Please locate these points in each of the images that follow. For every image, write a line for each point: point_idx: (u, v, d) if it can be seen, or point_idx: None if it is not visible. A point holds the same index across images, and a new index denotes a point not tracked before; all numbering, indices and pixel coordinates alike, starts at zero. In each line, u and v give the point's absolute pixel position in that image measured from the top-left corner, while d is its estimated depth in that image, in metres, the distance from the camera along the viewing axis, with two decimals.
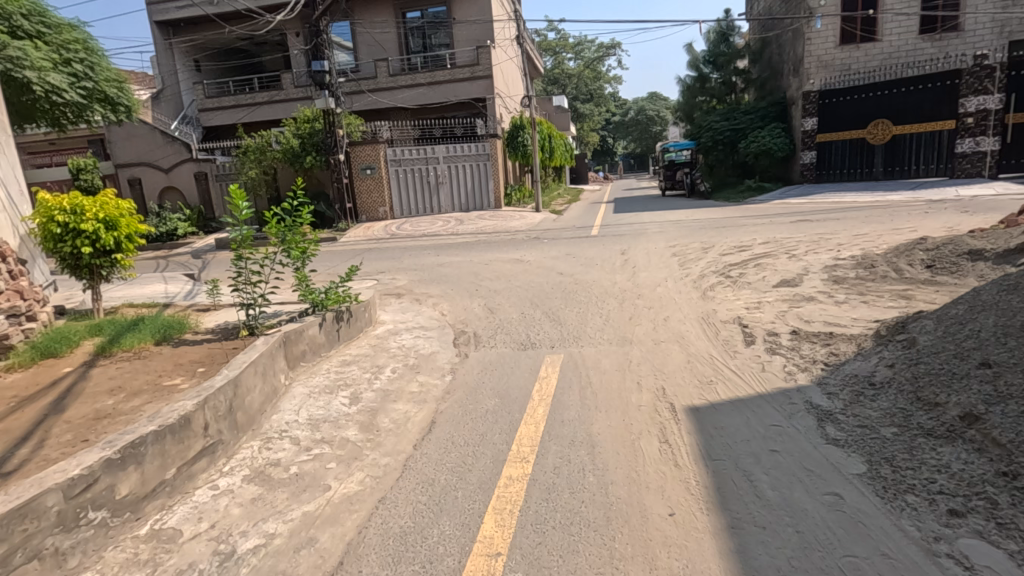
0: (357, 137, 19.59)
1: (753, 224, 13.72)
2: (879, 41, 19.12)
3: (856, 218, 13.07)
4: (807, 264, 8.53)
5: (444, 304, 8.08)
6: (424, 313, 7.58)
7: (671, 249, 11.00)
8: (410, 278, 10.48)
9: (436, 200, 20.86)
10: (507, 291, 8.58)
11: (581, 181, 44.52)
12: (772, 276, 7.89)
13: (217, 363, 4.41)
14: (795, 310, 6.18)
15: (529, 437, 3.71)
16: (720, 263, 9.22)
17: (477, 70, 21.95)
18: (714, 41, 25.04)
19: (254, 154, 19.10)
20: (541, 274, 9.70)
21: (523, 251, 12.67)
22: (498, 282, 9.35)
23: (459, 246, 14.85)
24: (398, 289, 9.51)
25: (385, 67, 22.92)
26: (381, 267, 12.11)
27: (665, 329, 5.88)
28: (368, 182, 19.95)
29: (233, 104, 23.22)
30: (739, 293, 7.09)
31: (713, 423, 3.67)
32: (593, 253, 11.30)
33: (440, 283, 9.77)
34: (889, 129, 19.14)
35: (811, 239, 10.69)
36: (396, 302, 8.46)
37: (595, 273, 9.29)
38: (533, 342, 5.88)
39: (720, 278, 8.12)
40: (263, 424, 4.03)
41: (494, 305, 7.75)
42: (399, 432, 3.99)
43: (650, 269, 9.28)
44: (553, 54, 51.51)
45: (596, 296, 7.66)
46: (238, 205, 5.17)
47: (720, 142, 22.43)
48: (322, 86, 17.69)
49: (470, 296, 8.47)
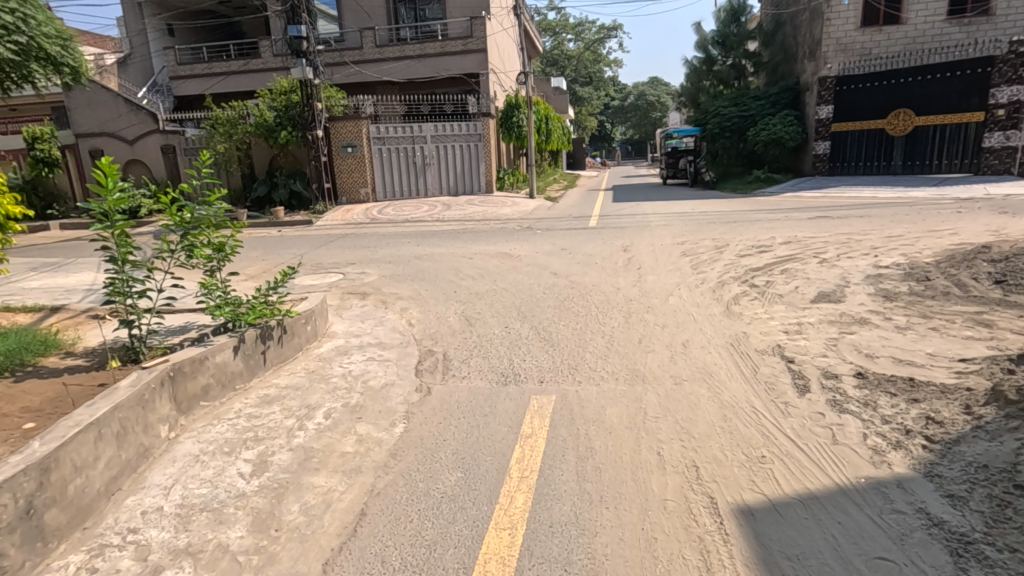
0: (337, 112, 18.10)
1: (767, 220, 12.49)
2: (903, 24, 17.68)
3: (882, 217, 11.82)
4: (843, 273, 7.27)
5: (413, 311, 6.76)
6: (386, 323, 6.25)
7: (679, 247, 9.74)
8: (381, 274, 9.12)
9: (423, 183, 19.37)
10: (490, 295, 7.30)
11: (578, 166, 43.12)
12: (806, 288, 6.60)
13: (56, 413, 3.08)
14: (847, 339, 4.90)
15: (499, 561, 2.43)
16: (739, 267, 7.93)
17: (469, 43, 20.34)
18: (724, 20, 23.76)
19: (223, 126, 17.25)
20: (531, 273, 8.39)
21: (514, 243, 11.38)
22: (479, 282, 8.03)
23: (443, 235, 13.54)
24: (364, 288, 8.15)
25: (371, 37, 21.14)
26: (352, 258, 10.77)
27: (686, 361, 4.58)
28: (350, 161, 18.42)
29: (205, 71, 21.53)
30: (769, 311, 5.79)
31: (782, 548, 2.39)
32: (590, 249, 10.00)
33: (413, 281, 8.43)
34: (912, 119, 17.95)
35: (839, 240, 9.42)
36: (357, 305, 7.11)
37: (593, 274, 8.00)
38: (516, 374, 4.57)
39: (744, 286, 6.82)
40: (103, 519, 2.71)
41: (471, 315, 6.42)
42: (306, 536, 2.69)
43: (658, 271, 7.98)
44: (552, 33, 49.69)
45: (595, 306, 6.36)
46: (108, 183, 3.67)
47: (728, 130, 21.11)
48: (299, 54, 16.22)
49: (446, 301, 7.14)
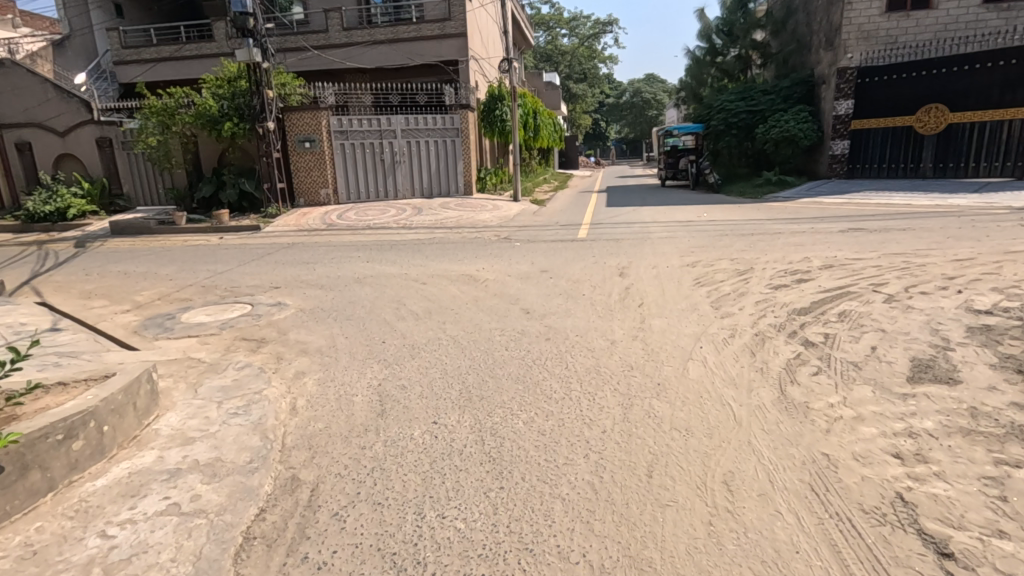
0: (293, 102, 15.86)
1: (790, 232, 10.41)
2: (933, 9, 15.90)
3: (932, 231, 9.80)
4: (930, 322, 5.14)
5: (307, 382, 4.54)
6: (253, 408, 4.02)
7: (690, 272, 7.59)
8: (300, 306, 6.94)
9: (392, 183, 17.15)
10: (430, 351, 5.11)
11: (571, 165, 41.08)
12: (891, 353, 4.43)
13: None
14: (1022, 481, 2.73)
15: None
16: (778, 307, 5.81)
17: (447, 27, 18.14)
18: (730, 8, 21.99)
19: (159, 116, 14.96)
20: (494, 311, 6.23)
21: (485, 261, 9.25)
22: (421, 327, 5.82)
23: (406, 246, 11.40)
24: (262, 334, 5.92)
25: (337, 19, 18.84)
26: (278, 280, 8.54)
27: (739, 540, 2.45)
28: (308, 158, 16.15)
29: (154, 57, 19.35)
30: (854, 403, 3.62)
31: None
32: (577, 273, 7.85)
33: (335, 321, 6.23)
34: (945, 116, 15.95)
35: (896, 265, 7.37)
36: (233, 368, 4.89)
37: (577, 315, 5.88)
38: (422, 567, 2.41)
39: (796, 346, 4.69)
40: None
41: (388, 394, 4.22)
42: None
43: (667, 312, 5.83)
44: (546, 28, 47.72)
45: (576, 383, 4.18)
46: None
47: (734, 126, 18.95)
48: (245, 33, 13.98)
49: (364, 361, 4.92)
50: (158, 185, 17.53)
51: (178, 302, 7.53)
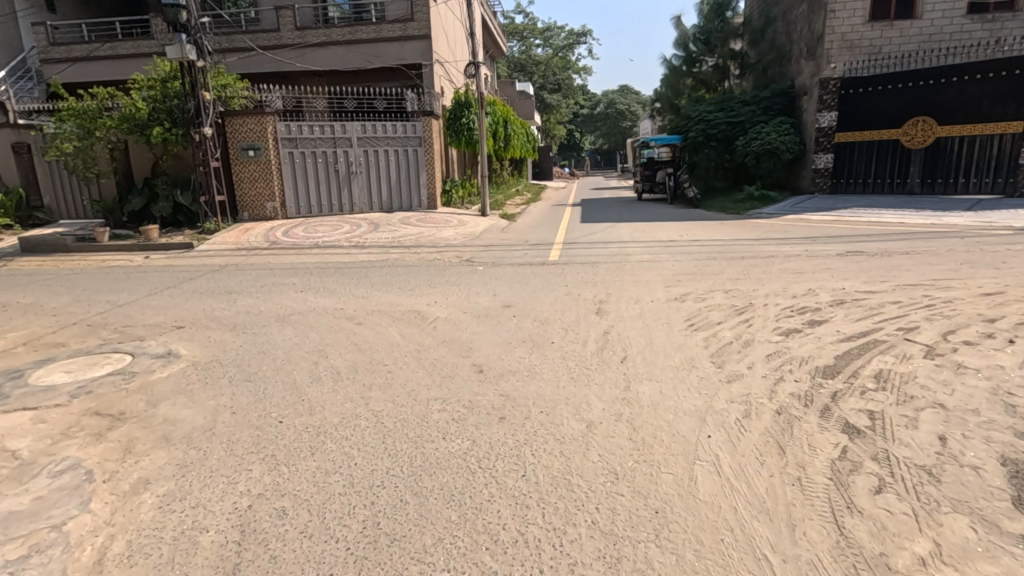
0: (236, 106, 14.32)
1: (785, 255, 9.33)
2: (917, 19, 15.24)
3: (941, 255, 8.80)
4: (998, 391, 3.95)
5: (143, 504, 3.07)
6: (27, 570, 2.56)
7: (680, 308, 6.35)
8: (193, 358, 5.47)
9: (348, 196, 15.66)
10: (340, 438, 3.70)
11: (545, 176, 40.06)
12: (971, 451, 3.19)
13: None
14: None
15: None
16: (798, 365, 4.56)
17: (410, 28, 16.84)
18: (707, 15, 21.32)
19: (77, 119, 13.17)
20: (437, 369, 4.87)
21: (438, 290, 7.88)
22: (338, 394, 4.42)
23: (352, 269, 9.97)
24: (123, 406, 4.40)
25: (290, 17, 17.37)
26: (184, 317, 7.01)
27: None
28: (252, 167, 14.60)
29: (87, 55, 17.62)
30: (959, 561, 2.36)
31: None
32: (545, 310, 6.54)
33: (228, 384, 4.75)
34: (932, 129, 15.24)
35: (919, 301, 6.26)
36: (46, 475, 3.39)
37: (542, 377, 4.54)
38: None
39: (838, 436, 3.42)
40: None
41: (255, 529, 2.81)
42: None
43: (658, 372, 4.54)
44: (519, 37, 47.06)
45: (538, 509, 2.83)
46: None
47: (714, 138, 17.97)
48: (177, 27, 12.32)
49: (240, 460, 3.48)
50: (83, 196, 15.74)
51: (43, 350, 5.96)
